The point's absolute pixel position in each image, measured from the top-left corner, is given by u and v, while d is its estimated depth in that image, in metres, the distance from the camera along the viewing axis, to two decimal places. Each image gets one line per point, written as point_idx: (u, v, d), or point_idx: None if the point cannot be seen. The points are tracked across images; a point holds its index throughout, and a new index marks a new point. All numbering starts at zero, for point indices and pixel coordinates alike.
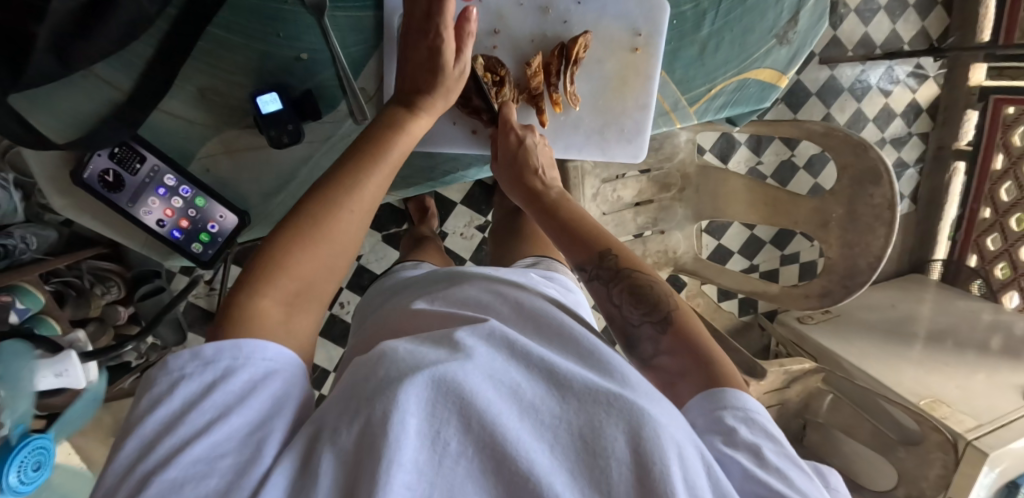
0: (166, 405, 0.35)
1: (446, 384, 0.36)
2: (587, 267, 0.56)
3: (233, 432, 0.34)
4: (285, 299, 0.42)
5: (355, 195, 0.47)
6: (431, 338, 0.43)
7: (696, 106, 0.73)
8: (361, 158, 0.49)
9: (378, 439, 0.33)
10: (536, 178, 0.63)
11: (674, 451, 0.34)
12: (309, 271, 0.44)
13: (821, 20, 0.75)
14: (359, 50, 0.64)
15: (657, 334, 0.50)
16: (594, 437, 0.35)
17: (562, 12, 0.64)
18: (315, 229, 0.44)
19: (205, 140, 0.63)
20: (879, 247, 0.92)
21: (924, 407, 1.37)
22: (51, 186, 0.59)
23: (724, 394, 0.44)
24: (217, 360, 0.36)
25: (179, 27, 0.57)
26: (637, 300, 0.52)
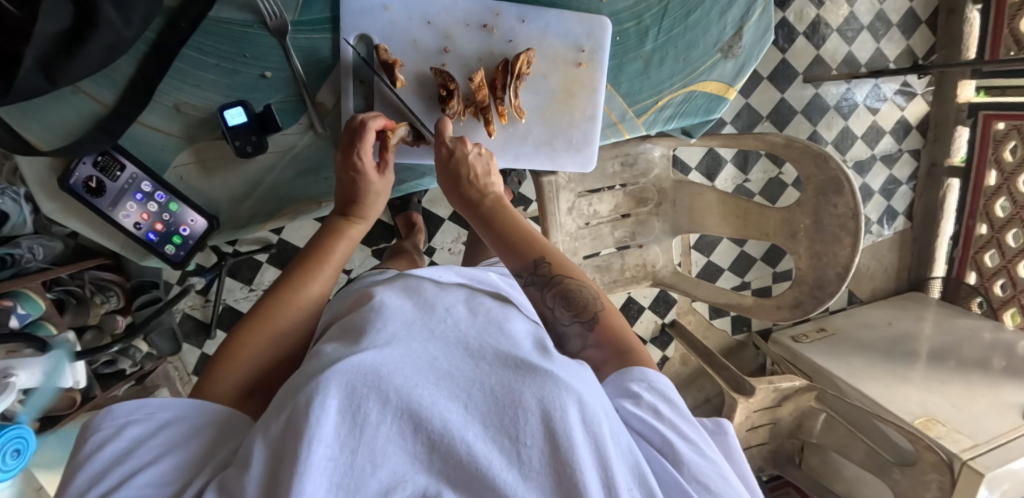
0: (110, 444, 0.39)
1: (364, 365, 0.40)
2: (524, 274, 0.60)
3: (172, 464, 0.39)
4: (240, 385, 0.47)
5: (300, 295, 0.53)
6: (356, 332, 0.46)
7: (644, 117, 0.76)
8: (308, 260, 0.56)
9: (302, 421, 0.36)
10: (471, 187, 0.65)
11: (571, 399, 0.39)
12: (261, 364, 0.49)
13: (766, 36, 0.78)
14: (319, 69, 0.68)
15: (586, 331, 0.55)
16: (505, 394, 0.40)
17: (507, 31, 0.69)
18: (263, 327, 0.50)
19: (179, 150, 0.68)
20: (847, 256, 0.93)
21: (918, 426, 1.34)
22: (42, 190, 0.64)
23: (632, 370, 0.49)
24: (162, 411, 0.41)
25: (157, 49, 0.63)
26: (566, 303, 0.57)
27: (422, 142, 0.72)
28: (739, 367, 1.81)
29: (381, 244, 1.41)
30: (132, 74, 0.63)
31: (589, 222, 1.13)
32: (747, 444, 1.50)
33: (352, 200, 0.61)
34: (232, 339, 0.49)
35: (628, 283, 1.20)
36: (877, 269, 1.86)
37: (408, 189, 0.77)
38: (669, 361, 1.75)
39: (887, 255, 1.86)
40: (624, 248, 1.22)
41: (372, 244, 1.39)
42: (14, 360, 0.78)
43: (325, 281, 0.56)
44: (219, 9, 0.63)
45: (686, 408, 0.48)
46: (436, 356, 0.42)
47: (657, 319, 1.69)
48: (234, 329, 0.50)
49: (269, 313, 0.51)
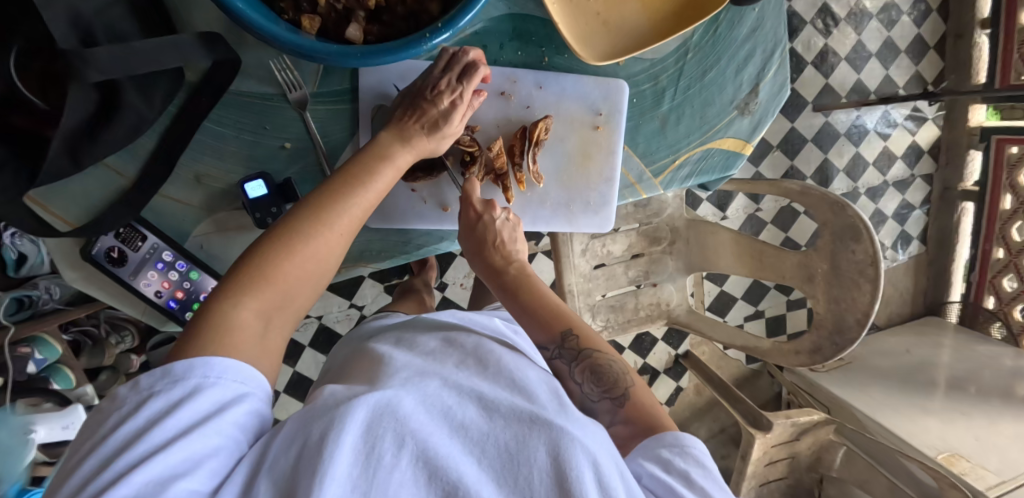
0: (129, 420, 0.36)
1: (382, 406, 0.39)
2: (550, 347, 0.59)
3: (201, 436, 0.36)
4: (263, 310, 0.45)
5: (343, 218, 0.51)
6: (368, 379, 0.46)
7: (662, 177, 0.75)
8: (352, 181, 0.53)
9: (317, 456, 0.35)
10: (497, 254, 0.66)
11: (587, 457, 0.38)
12: (294, 284, 0.47)
13: (782, 90, 0.77)
14: (338, 137, 0.68)
15: (614, 407, 0.54)
16: (518, 449, 0.38)
17: (525, 97, 0.69)
18: (301, 245, 0.48)
19: (199, 221, 0.67)
20: (866, 302, 0.92)
21: (941, 462, 1.31)
22: (64, 261, 0.64)
23: (664, 436, 0.49)
24: (186, 379, 0.38)
25: (177, 123, 0.62)
26: (596, 379, 0.55)
27: (439, 207, 0.72)
28: (754, 395, 1.78)
29: (393, 281, 1.41)
30: (153, 148, 0.63)
31: (603, 263, 1.13)
32: (766, 479, 1.48)
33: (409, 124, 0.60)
34: (267, 253, 0.47)
35: (643, 322, 1.18)
36: (892, 294, 1.84)
37: (428, 252, 0.74)
38: (683, 391, 1.73)
39: (902, 279, 1.84)
40: (637, 286, 1.22)
41: (384, 281, 1.39)
42: (36, 418, 0.83)
43: (363, 207, 0.54)
44: (241, 83, 0.63)
45: (718, 472, 0.48)
46: (452, 404, 0.42)
47: (670, 350, 1.68)
48: (271, 241, 0.48)
49: (309, 230, 0.49)
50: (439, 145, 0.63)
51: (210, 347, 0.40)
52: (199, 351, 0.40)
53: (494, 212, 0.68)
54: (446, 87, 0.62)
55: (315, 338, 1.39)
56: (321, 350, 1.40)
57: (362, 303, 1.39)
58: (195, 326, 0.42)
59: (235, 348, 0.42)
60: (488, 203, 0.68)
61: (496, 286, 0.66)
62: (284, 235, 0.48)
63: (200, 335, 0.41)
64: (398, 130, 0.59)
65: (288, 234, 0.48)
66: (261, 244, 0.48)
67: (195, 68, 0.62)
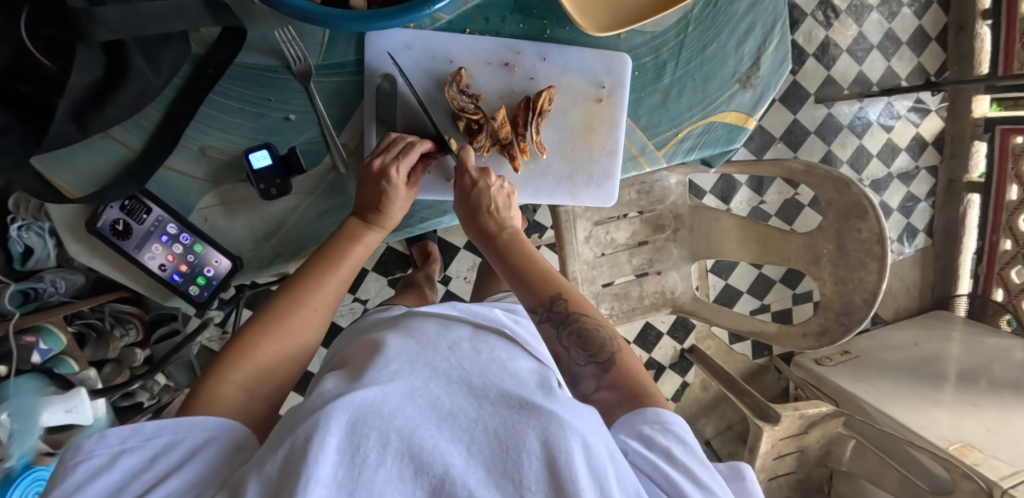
0: (105, 475, 0.38)
1: (366, 402, 0.39)
2: (539, 310, 0.59)
3: (177, 483, 0.38)
4: (245, 384, 0.47)
5: (315, 296, 0.55)
6: (357, 373, 0.46)
7: (664, 149, 0.75)
8: (324, 263, 0.58)
9: (301, 459, 0.35)
10: (490, 217, 0.66)
11: (576, 441, 0.38)
12: (272, 363, 0.50)
13: (784, 65, 0.77)
14: (341, 110, 0.68)
15: (601, 371, 0.54)
16: (507, 435, 0.38)
17: (528, 69, 0.70)
18: (276, 324, 0.51)
19: (204, 193, 0.67)
20: (874, 281, 0.91)
21: (953, 453, 1.29)
22: (70, 233, 0.64)
23: (644, 412, 0.48)
24: (156, 436, 0.40)
25: (183, 94, 0.63)
26: (583, 343, 0.55)
27: (441, 178, 0.72)
28: (761, 392, 1.76)
29: (397, 274, 1.41)
30: (159, 120, 0.64)
31: (607, 251, 1.13)
32: (774, 473, 1.46)
33: (377, 207, 0.63)
34: (245, 335, 0.50)
35: (648, 310, 1.18)
36: (898, 288, 1.82)
37: (430, 226, 0.75)
38: (689, 387, 1.72)
39: (909, 273, 1.83)
40: (642, 275, 1.21)
41: (388, 273, 1.39)
42: (51, 398, 0.79)
43: (336, 285, 0.57)
44: (245, 55, 0.64)
45: (699, 449, 0.47)
46: (438, 395, 0.42)
47: (675, 345, 1.66)
48: (248, 325, 0.51)
49: (284, 311, 0.52)
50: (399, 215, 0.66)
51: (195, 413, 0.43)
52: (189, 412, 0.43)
53: (489, 178, 0.67)
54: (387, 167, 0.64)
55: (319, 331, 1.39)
56: (325, 343, 1.40)
57: (366, 295, 1.39)
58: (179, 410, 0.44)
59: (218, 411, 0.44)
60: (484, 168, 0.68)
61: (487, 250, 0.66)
62: (259, 318, 0.51)
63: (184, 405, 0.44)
64: (367, 211, 0.63)
65: (263, 316, 0.52)
66: (238, 330, 0.51)
67: (201, 40, 0.63)
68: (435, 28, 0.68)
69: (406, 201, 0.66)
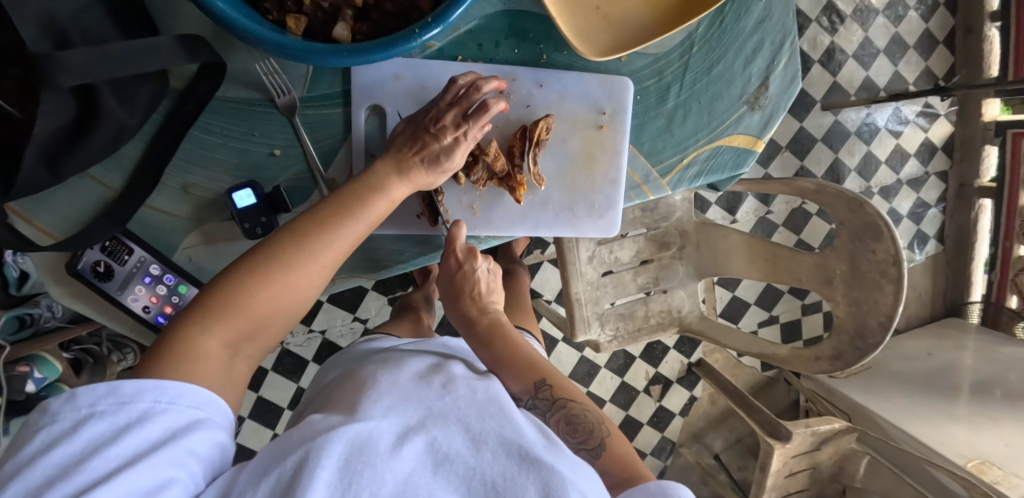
0: (64, 446, 0.34)
1: (363, 436, 0.38)
2: (523, 398, 0.55)
3: (149, 466, 0.35)
4: (230, 340, 0.45)
5: (322, 247, 0.50)
6: (350, 403, 0.45)
7: (669, 176, 0.71)
8: (337, 212, 0.52)
9: (292, 496, 0.34)
10: (473, 305, 0.64)
11: (573, 495, 0.37)
12: (265, 314, 0.47)
13: (794, 83, 0.73)
14: (329, 142, 0.65)
15: (589, 458, 0.50)
16: (505, 490, 0.38)
17: (524, 97, 0.67)
18: (276, 274, 0.47)
19: (187, 232, 0.64)
20: (889, 304, 0.86)
21: (971, 470, 1.25)
22: (49, 276, 0.61)
23: (653, 486, 0.43)
24: (136, 403, 0.37)
25: (163, 131, 0.60)
26: (570, 429, 0.52)
27: (412, 215, 0.67)
28: (771, 404, 1.72)
29: (397, 294, 1.38)
30: (139, 157, 0.61)
31: (610, 270, 1.10)
32: (786, 491, 1.42)
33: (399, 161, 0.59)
34: (250, 270, 0.46)
35: (654, 330, 1.14)
36: (910, 296, 1.78)
37: (426, 261, 0.71)
38: (697, 401, 1.68)
39: (920, 281, 1.78)
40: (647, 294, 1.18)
41: (388, 293, 1.36)
42: None
43: (350, 241, 0.52)
44: (226, 89, 0.61)
45: None
46: (436, 433, 0.41)
47: (682, 358, 1.63)
48: (248, 260, 0.47)
49: (284, 260, 0.48)
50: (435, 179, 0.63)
51: (169, 374, 0.40)
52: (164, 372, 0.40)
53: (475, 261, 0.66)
54: (450, 123, 0.61)
55: (319, 353, 1.36)
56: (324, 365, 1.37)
57: (366, 316, 1.36)
58: (161, 346, 0.42)
59: (196, 379, 0.41)
60: (471, 250, 0.66)
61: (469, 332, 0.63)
62: (262, 258, 0.47)
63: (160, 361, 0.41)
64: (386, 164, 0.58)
65: (267, 252, 0.48)
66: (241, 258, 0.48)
67: (180, 75, 0.60)
68: (426, 55, 0.65)
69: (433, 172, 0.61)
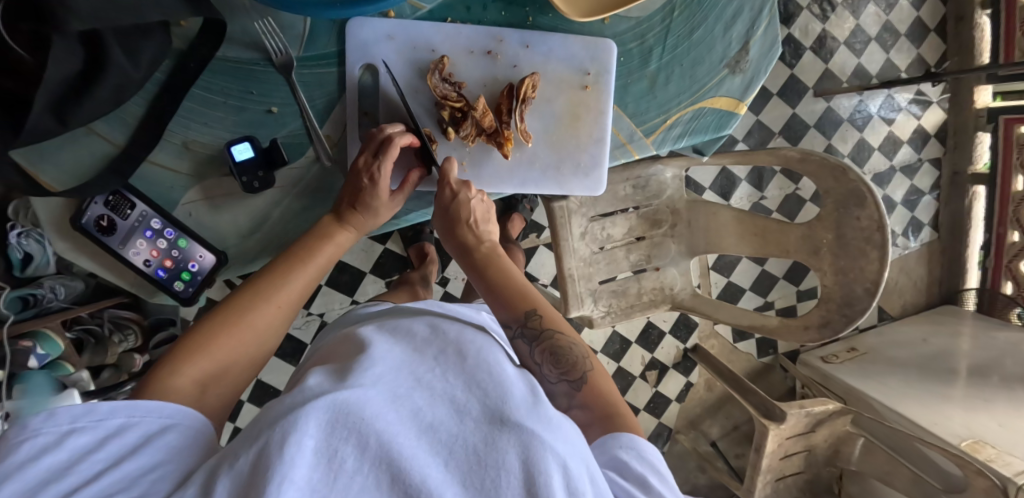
0: (48, 455, 0.35)
1: (347, 402, 0.37)
2: (512, 326, 0.56)
3: (133, 466, 0.36)
4: (200, 378, 0.45)
5: (282, 289, 0.53)
6: (339, 370, 0.44)
7: (653, 136, 0.74)
8: (294, 258, 0.56)
9: (273, 459, 0.33)
10: (469, 232, 0.64)
11: (556, 462, 0.36)
12: (231, 354, 0.48)
13: (774, 48, 0.76)
14: (324, 102, 0.67)
15: (572, 390, 0.52)
16: (488, 452, 0.37)
17: (511, 57, 0.69)
18: (240, 319, 0.50)
19: (187, 188, 0.66)
20: (875, 270, 0.88)
21: (965, 449, 1.25)
22: (54, 230, 0.64)
23: (621, 437, 0.47)
24: (111, 417, 0.38)
25: (165, 89, 0.62)
26: (554, 360, 0.53)
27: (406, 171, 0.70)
28: (768, 391, 1.73)
29: (395, 276, 1.40)
30: (142, 115, 0.63)
31: (603, 247, 1.11)
32: (782, 474, 1.42)
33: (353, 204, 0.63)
34: (211, 321, 0.49)
35: (646, 307, 1.15)
36: (906, 283, 1.79)
37: (418, 217, 0.74)
38: (693, 387, 1.69)
39: (916, 269, 1.79)
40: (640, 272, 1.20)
41: (386, 275, 1.38)
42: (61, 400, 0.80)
43: (306, 284, 0.56)
44: (227, 49, 0.63)
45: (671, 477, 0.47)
46: (423, 402, 0.40)
47: (678, 344, 1.64)
48: (211, 314, 0.49)
49: (251, 305, 0.51)
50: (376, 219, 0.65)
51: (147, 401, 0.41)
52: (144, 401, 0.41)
53: (467, 191, 0.66)
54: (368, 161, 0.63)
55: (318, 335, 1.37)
56: None
57: (364, 298, 1.38)
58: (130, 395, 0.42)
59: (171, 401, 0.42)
60: (464, 182, 0.67)
61: (461, 260, 0.64)
62: (224, 310, 0.50)
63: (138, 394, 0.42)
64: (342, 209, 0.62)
65: (228, 307, 0.50)
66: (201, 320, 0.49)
67: (182, 35, 0.62)
68: (416, 17, 0.68)
69: (386, 205, 0.65)
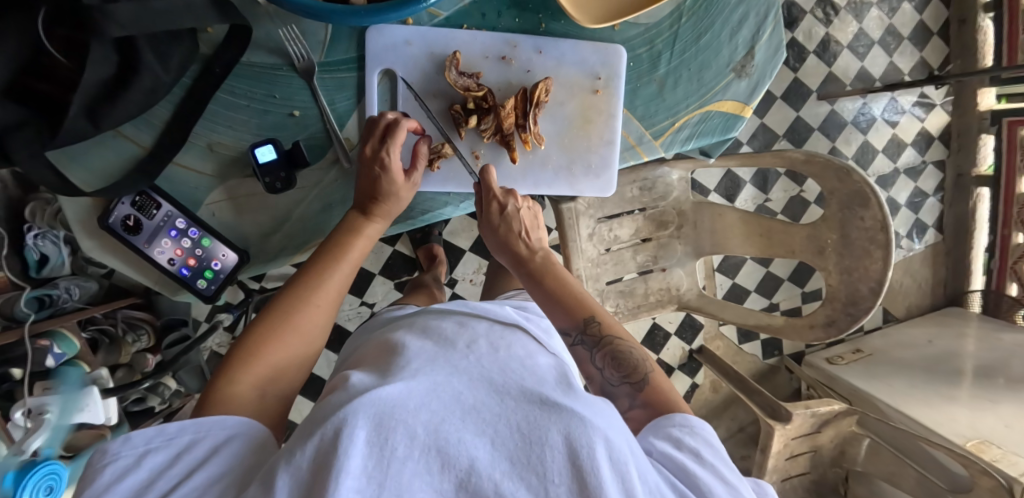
0: (133, 474, 0.39)
1: (391, 398, 0.39)
2: (573, 332, 0.61)
3: (201, 481, 0.38)
4: (257, 384, 0.47)
5: (315, 288, 0.54)
6: (378, 371, 0.46)
7: (662, 139, 0.76)
8: (326, 257, 0.57)
9: (331, 451, 0.35)
10: (523, 243, 0.68)
11: (598, 435, 0.38)
12: (280, 360, 0.49)
13: (779, 52, 0.77)
14: (344, 106, 0.70)
15: (634, 390, 0.55)
16: (531, 430, 0.38)
17: (525, 62, 0.72)
18: (280, 323, 0.51)
19: (211, 189, 0.69)
20: (879, 270, 0.90)
21: (971, 449, 1.26)
22: (82, 230, 0.66)
23: (672, 417, 0.50)
24: (179, 436, 0.41)
25: (191, 92, 0.65)
26: (616, 364, 0.57)
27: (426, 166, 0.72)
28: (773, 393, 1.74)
29: (404, 277, 1.42)
30: (168, 118, 0.66)
31: (610, 248, 1.13)
32: (788, 474, 1.43)
33: (373, 197, 0.63)
34: (256, 330, 0.50)
35: (653, 307, 1.17)
36: (910, 285, 1.80)
37: (432, 218, 0.75)
38: (699, 388, 1.70)
39: (920, 270, 1.80)
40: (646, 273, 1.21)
41: (395, 276, 1.40)
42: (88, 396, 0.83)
43: (340, 279, 0.56)
44: (251, 54, 0.66)
45: (724, 450, 0.49)
46: (462, 391, 0.42)
47: (684, 345, 1.65)
48: (253, 323, 0.51)
49: (289, 309, 0.52)
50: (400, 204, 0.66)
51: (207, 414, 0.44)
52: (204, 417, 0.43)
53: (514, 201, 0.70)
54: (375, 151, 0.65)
55: (328, 335, 1.39)
56: (334, 348, 1.41)
57: (373, 299, 1.40)
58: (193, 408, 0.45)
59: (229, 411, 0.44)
60: (509, 192, 0.71)
61: (518, 269, 0.68)
62: (263, 318, 0.51)
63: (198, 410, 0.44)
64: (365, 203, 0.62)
65: (266, 313, 0.52)
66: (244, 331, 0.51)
67: (208, 41, 0.65)
68: (433, 23, 0.71)
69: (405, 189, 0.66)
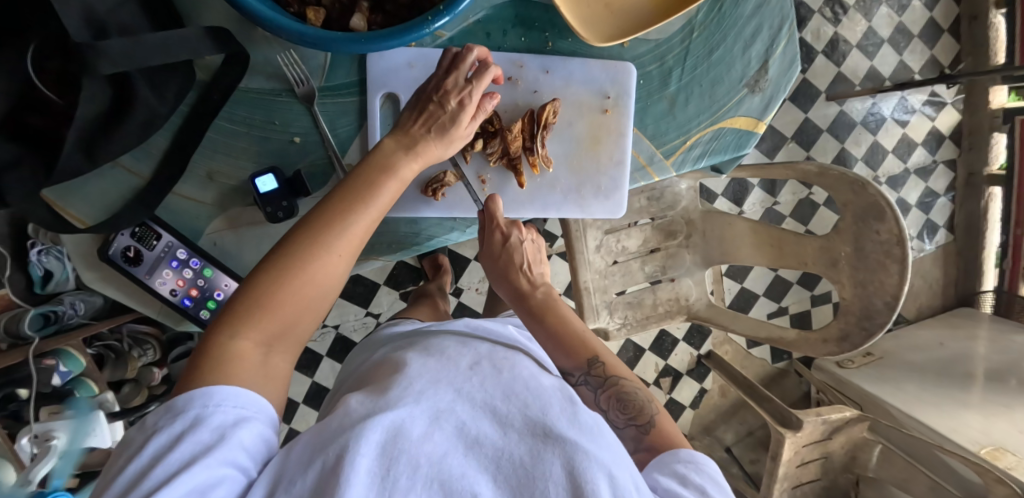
0: (136, 456, 0.36)
1: (393, 424, 0.38)
2: (575, 374, 0.58)
3: (203, 466, 0.35)
4: (264, 339, 0.43)
5: (340, 231, 0.47)
6: (380, 390, 0.44)
7: (673, 158, 0.74)
8: (351, 196, 0.49)
9: (331, 481, 0.34)
10: (525, 277, 0.68)
11: (602, 470, 0.35)
12: (295, 313, 0.45)
13: (793, 65, 0.75)
14: (347, 131, 0.68)
15: (640, 434, 0.52)
16: (534, 465, 0.36)
17: (532, 82, 0.70)
18: (294, 269, 0.45)
19: (212, 218, 0.67)
20: (895, 284, 0.88)
21: (985, 457, 1.24)
22: (82, 262, 0.65)
23: (678, 453, 0.48)
24: (186, 412, 0.38)
25: (189, 120, 0.63)
26: (621, 406, 0.55)
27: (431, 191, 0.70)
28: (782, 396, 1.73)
29: (409, 287, 1.40)
30: (167, 146, 0.64)
31: (618, 259, 1.11)
32: (799, 481, 1.42)
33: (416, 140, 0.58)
34: (268, 271, 0.44)
35: (662, 318, 1.15)
36: (920, 285, 1.78)
37: (437, 243, 0.73)
38: (708, 393, 1.68)
39: (930, 271, 1.78)
40: (655, 283, 1.19)
41: (400, 287, 1.38)
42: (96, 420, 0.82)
43: (368, 222, 0.50)
44: (250, 80, 0.64)
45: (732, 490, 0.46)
46: (466, 418, 0.40)
47: (692, 351, 1.64)
48: (268, 261, 0.45)
49: (307, 255, 0.45)
50: (447, 150, 0.62)
51: (212, 378, 0.40)
52: (202, 383, 0.40)
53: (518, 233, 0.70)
54: (452, 87, 0.62)
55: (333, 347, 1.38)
56: (339, 359, 1.40)
57: (378, 309, 1.39)
58: (193, 359, 0.41)
59: (237, 379, 0.41)
60: (514, 223, 0.70)
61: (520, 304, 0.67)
62: (277, 258, 0.45)
63: (200, 367, 0.40)
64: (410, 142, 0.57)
65: (282, 253, 0.46)
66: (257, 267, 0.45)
67: (206, 68, 0.63)
68: (436, 44, 0.69)
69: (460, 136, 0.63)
